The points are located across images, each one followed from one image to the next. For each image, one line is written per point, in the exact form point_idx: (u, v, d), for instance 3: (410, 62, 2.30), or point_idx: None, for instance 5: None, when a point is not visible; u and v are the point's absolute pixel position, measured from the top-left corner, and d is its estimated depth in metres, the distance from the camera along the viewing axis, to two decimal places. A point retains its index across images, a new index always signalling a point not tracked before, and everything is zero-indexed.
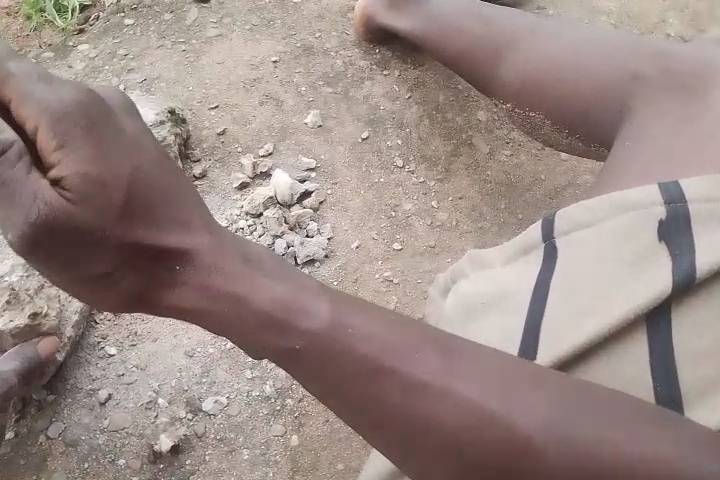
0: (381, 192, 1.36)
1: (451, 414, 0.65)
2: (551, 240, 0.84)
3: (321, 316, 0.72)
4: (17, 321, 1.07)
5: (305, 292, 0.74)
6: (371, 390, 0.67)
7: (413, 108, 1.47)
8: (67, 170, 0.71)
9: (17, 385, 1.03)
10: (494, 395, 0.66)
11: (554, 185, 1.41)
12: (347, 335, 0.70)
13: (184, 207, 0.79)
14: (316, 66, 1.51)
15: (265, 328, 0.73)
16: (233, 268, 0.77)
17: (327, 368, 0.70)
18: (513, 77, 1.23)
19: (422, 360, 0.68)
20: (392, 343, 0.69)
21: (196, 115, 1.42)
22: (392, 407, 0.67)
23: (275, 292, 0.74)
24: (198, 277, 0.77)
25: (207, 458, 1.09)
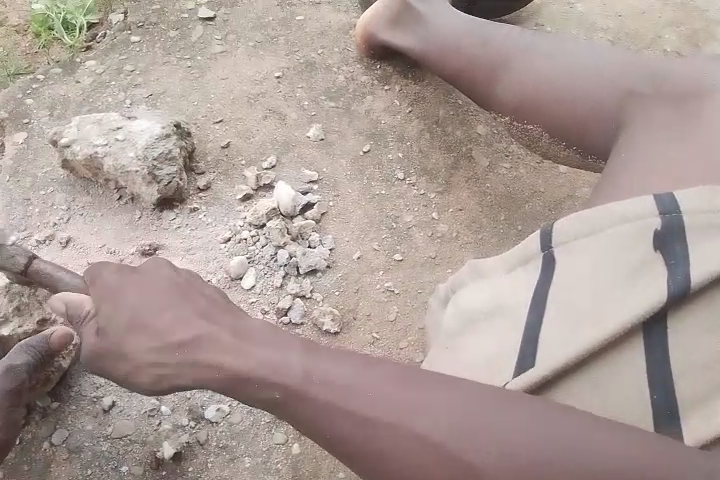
0: (382, 204, 1.38)
1: (408, 448, 0.71)
2: (550, 250, 0.85)
3: (295, 365, 0.79)
4: (26, 327, 1.12)
5: (287, 351, 0.81)
6: (339, 427, 0.75)
7: (413, 122, 1.49)
8: None
9: (26, 375, 1.05)
10: (446, 426, 0.70)
11: (552, 198, 1.43)
12: (311, 383, 0.77)
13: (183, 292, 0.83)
14: (318, 81, 1.54)
15: (255, 388, 0.80)
16: (226, 336, 0.83)
17: (302, 412, 0.77)
18: (510, 97, 1.26)
19: (383, 397, 0.74)
20: (350, 386, 0.75)
21: (201, 129, 1.45)
22: (358, 446, 0.74)
23: (262, 358, 0.81)
24: (197, 350, 0.84)
25: (209, 465, 1.10)
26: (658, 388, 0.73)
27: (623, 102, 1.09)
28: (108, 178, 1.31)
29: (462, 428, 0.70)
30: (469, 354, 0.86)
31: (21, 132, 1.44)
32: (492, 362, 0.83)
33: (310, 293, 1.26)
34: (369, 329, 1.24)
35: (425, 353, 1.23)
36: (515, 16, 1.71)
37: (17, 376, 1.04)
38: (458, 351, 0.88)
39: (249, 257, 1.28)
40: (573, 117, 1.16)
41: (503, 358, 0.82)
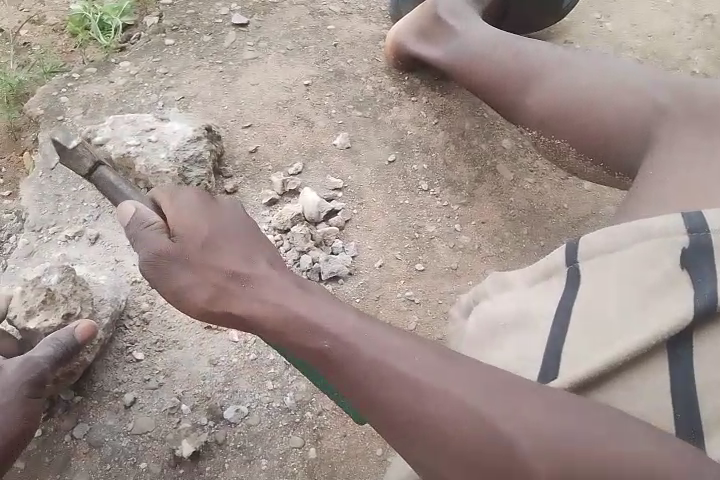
0: (405, 214, 1.39)
1: (448, 415, 0.74)
2: (575, 265, 0.86)
3: (347, 326, 0.82)
4: (51, 321, 1.12)
5: (339, 309, 0.85)
6: (380, 386, 0.78)
7: (439, 134, 1.50)
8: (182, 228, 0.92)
9: (48, 370, 1.05)
10: (487, 399, 0.74)
11: (576, 215, 1.43)
12: (357, 338, 0.81)
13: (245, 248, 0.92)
14: (346, 90, 1.56)
15: (304, 331, 0.83)
16: (290, 289, 0.88)
17: (344, 368, 0.80)
18: (538, 108, 1.26)
19: (427, 363, 0.78)
20: (395, 350, 0.79)
21: (230, 133, 1.47)
22: (398, 407, 0.76)
23: (318, 307, 0.85)
24: (260, 296, 0.87)
25: (226, 465, 1.11)
26: (682, 409, 0.73)
27: (654, 118, 1.09)
28: (138, 180, 1.31)
29: (502, 402, 0.73)
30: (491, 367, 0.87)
31: (55, 129, 1.48)
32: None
33: None
34: None
35: None
36: (545, 33, 1.72)
37: (39, 372, 1.05)
38: (479, 363, 0.89)
39: None
40: (601, 132, 1.16)
41: (526, 372, 0.83)
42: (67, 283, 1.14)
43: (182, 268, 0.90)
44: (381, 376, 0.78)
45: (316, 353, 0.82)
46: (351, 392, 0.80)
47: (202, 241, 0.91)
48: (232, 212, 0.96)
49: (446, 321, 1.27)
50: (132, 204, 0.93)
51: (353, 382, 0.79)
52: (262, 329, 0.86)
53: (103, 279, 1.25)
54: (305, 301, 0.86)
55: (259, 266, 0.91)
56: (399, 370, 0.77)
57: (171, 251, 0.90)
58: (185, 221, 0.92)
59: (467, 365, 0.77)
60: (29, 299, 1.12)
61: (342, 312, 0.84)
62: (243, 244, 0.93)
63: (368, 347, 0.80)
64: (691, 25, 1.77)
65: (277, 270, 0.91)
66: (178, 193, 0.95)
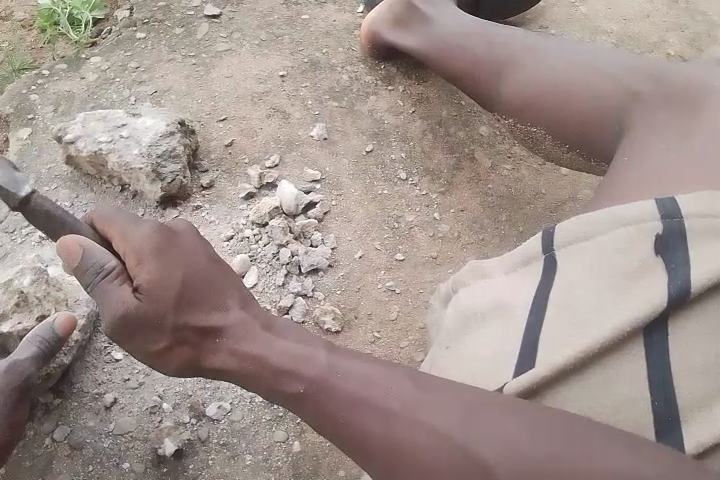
0: (385, 203, 1.38)
1: (421, 440, 0.75)
2: (552, 252, 0.86)
3: (321, 362, 0.84)
4: (25, 323, 1.11)
5: (311, 347, 0.86)
6: (351, 417, 0.79)
7: (417, 122, 1.50)
8: (142, 280, 0.86)
9: (32, 370, 1.03)
10: (459, 421, 0.75)
11: (555, 200, 1.43)
12: (333, 373, 0.83)
13: (216, 292, 0.90)
14: (322, 80, 1.54)
15: (279, 382, 0.85)
16: (259, 333, 0.89)
17: (321, 400, 0.82)
18: (514, 95, 1.26)
19: (400, 388, 0.79)
20: (369, 380, 0.81)
21: (205, 127, 1.45)
22: (372, 434, 0.78)
23: (288, 350, 0.87)
24: (232, 343, 0.88)
25: (210, 462, 1.10)
26: (658, 396, 0.74)
27: (628, 103, 1.09)
28: (113, 177, 1.33)
29: (473, 424, 0.74)
30: (467, 354, 0.87)
31: (26, 128, 1.45)
32: (492, 363, 0.84)
33: (312, 292, 1.26)
34: (370, 329, 1.25)
35: (426, 353, 1.23)
36: (520, 18, 1.71)
37: (24, 373, 1.03)
38: (456, 351, 0.90)
39: (251, 255, 1.28)
40: (577, 120, 1.16)
41: (501, 359, 0.83)
42: (41, 282, 1.13)
43: (149, 327, 0.87)
44: (356, 409, 0.79)
45: (289, 398, 0.84)
46: (327, 424, 0.81)
47: (172, 289, 0.87)
48: (195, 250, 0.91)
49: (428, 311, 1.27)
50: (79, 240, 0.88)
51: (327, 412, 0.81)
52: (238, 378, 0.89)
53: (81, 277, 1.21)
54: (278, 348, 0.87)
55: (230, 310, 0.90)
56: (373, 400, 0.79)
57: (138, 305, 0.86)
58: (142, 261, 0.87)
59: (439, 388, 0.79)
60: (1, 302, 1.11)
61: (314, 349, 0.86)
62: (214, 287, 0.90)
63: (342, 380, 0.82)
64: (664, 8, 1.77)
65: (246, 309, 0.91)
66: (131, 228, 0.90)
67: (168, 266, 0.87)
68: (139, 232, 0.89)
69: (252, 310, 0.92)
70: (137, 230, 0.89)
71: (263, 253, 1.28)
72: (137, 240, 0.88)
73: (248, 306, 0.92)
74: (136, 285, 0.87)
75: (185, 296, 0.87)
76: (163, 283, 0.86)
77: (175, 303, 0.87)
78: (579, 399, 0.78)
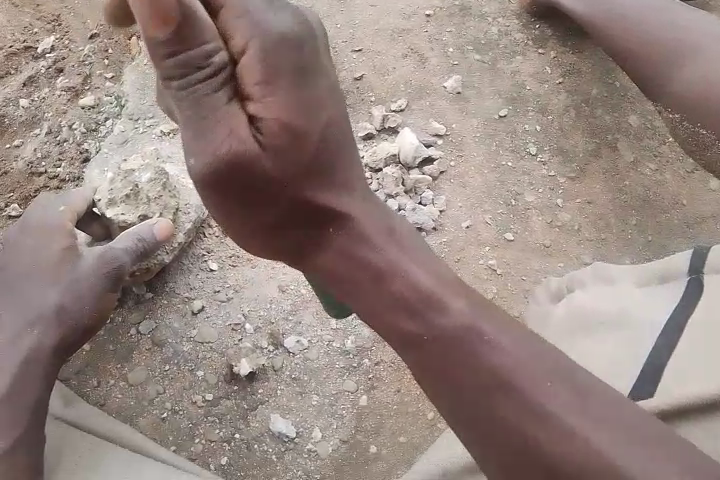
0: (505, 176, 1.30)
1: (565, 449, 0.64)
2: (697, 275, 0.83)
3: (465, 323, 0.72)
4: (127, 216, 1.10)
5: (445, 287, 0.75)
6: (488, 399, 0.67)
7: (561, 95, 1.38)
8: (263, 110, 0.71)
9: (127, 263, 1.01)
10: (614, 443, 0.63)
11: (695, 214, 1.29)
12: (479, 341, 0.70)
13: (345, 181, 0.80)
14: (469, 28, 1.44)
15: (397, 308, 0.75)
16: (384, 242, 0.79)
17: (454, 368, 0.70)
18: (684, 81, 1.11)
19: (552, 381, 0.67)
20: (518, 361, 0.68)
21: (338, 55, 1.40)
22: (509, 426, 0.66)
23: (414, 275, 0.76)
24: (350, 246, 0.79)
25: (278, 392, 1.12)
26: None
27: None
28: None
29: (629, 447, 0.62)
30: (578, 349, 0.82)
31: None
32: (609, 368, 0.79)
33: None
34: None
35: None
36: (704, 1, 1.51)
37: (116, 264, 1.01)
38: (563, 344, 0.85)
39: None
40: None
41: (621, 366, 0.78)
42: (157, 185, 1.13)
43: (263, 195, 0.76)
44: (497, 391, 0.67)
45: (405, 329, 0.74)
46: (455, 398, 0.69)
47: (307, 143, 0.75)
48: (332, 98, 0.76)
49: (526, 301, 1.20)
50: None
51: (458, 383, 0.69)
52: (345, 285, 0.80)
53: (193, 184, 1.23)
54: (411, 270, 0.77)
55: (356, 204, 0.80)
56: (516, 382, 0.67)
57: (259, 149, 0.72)
58: (269, 79, 0.70)
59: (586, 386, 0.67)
60: (114, 189, 1.11)
61: (452, 297, 0.74)
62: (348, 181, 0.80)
63: (489, 351, 0.69)
64: None
65: (371, 209, 0.81)
66: (255, 13, 0.70)
67: (299, 96, 0.72)
68: (269, 20, 0.69)
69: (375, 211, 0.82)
70: (268, 16, 0.70)
71: None
72: (264, 39, 0.69)
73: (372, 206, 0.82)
74: (258, 120, 0.72)
75: (313, 172, 0.77)
76: (294, 129, 0.73)
77: (302, 171, 0.76)
78: (713, 443, 0.70)
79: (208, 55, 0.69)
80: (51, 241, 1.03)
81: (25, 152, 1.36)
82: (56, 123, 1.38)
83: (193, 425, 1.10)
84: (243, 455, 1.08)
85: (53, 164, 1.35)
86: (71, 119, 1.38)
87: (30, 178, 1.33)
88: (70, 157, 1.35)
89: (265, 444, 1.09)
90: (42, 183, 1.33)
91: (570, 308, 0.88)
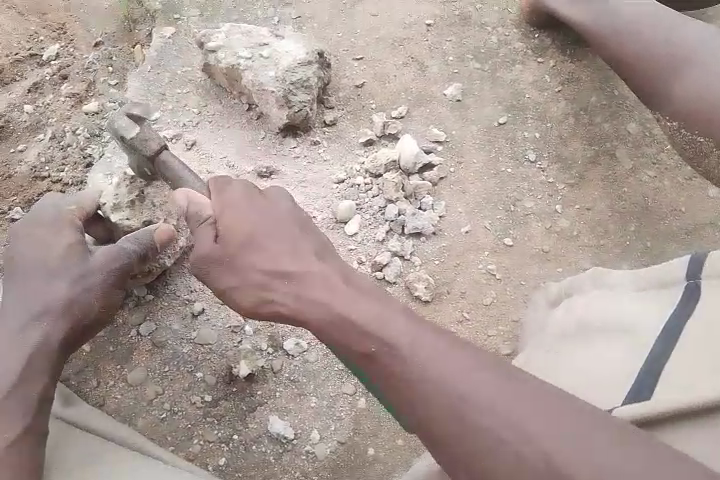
0: (505, 182, 1.31)
1: (505, 447, 0.66)
2: (695, 280, 0.81)
3: (399, 332, 0.76)
4: (132, 221, 1.13)
5: (390, 310, 0.78)
6: (428, 407, 0.71)
7: (560, 103, 1.39)
8: (218, 235, 0.87)
9: (134, 263, 1.03)
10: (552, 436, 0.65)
11: (693, 221, 1.29)
12: (413, 350, 0.74)
13: (289, 238, 0.86)
14: (469, 37, 1.46)
15: (353, 337, 0.77)
16: (334, 282, 0.82)
17: (395, 379, 0.74)
18: (683, 97, 1.12)
19: (487, 383, 0.70)
20: (451, 366, 0.72)
21: (339, 63, 1.41)
22: (451, 432, 0.69)
23: (363, 308, 0.79)
24: (303, 289, 0.82)
25: (277, 394, 1.12)
26: None
27: None
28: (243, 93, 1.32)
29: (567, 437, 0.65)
30: (574, 358, 0.83)
31: (169, 26, 1.46)
32: (604, 377, 0.78)
33: (410, 256, 1.23)
34: (460, 307, 1.20)
35: (513, 347, 1.18)
36: (702, 12, 1.53)
37: (121, 261, 1.02)
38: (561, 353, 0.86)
39: (358, 203, 1.25)
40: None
41: (616, 376, 0.78)
42: (162, 193, 1.16)
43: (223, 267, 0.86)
44: (432, 397, 0.71)
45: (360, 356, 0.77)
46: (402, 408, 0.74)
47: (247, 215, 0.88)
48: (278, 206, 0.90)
49: (525, 305, 1.20)
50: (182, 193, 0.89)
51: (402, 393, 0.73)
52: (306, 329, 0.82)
53: None
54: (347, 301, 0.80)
55: (307, 258, 0.85)
56: (476, 420, 0.68)
57: (214, 253, 0.87)
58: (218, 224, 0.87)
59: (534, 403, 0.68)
60: (120, 194, 1.14)
61: (390, 311, 0.78)
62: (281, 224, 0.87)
63: (423, 359, 0.73)
64: None
65: (325, 262, 0.85)
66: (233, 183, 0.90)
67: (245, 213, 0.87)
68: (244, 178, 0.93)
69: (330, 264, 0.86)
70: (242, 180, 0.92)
71: (370, 203, 1.25)
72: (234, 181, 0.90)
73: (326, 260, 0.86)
74: (216, 234, 0.87)
75: (257, 242, 0.86)
76: (241, 239, 0.86)
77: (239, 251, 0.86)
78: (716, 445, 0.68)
79: (201, 201, 0.89)
80: (57, 235, 1.02)
81: (29, 157, 1.37)
82: (60, 128, 1.40)
83: (191, 425, 1.10)
84: (241, 456, 1.08)
85: (57, 168, 1.36)
86: (75, 124, 1.40)
87: (33, 181, 1.35)
88: (73, 162, 1.36)
89: (263, 445, 1.09)
90: (45, 186, 1.34)
91: (569, 317, 0.89)
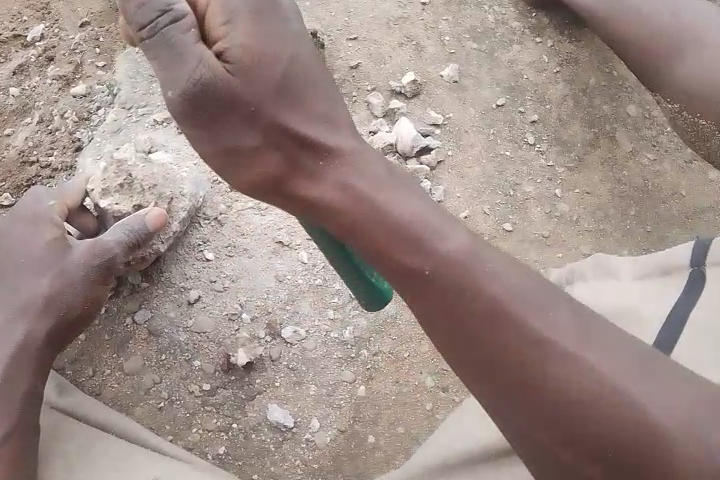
0: (504, 166, 1.29)
1: (568, 378, 0.65)
2: (700, 266, 0.81)
3: (452, 247, 0.71)
4: (122, 206, 1.07)
5: (434, 215, 0.73)
6: (484, 327, 0.67)
7: (559, 84, 1.37)
8: (230, 45, 0.70)
9: (118, 254, 1.00)
10: (623, 375, 0.64)
11: (693, 205, 1.29)
12: (472, 271, 0.69)
13: (313, 102, 0.75)
14: (466, 16, 1.42)
15: (397, 244, 0.71)
16: (375, 170, 0.76)
17: (446, 296, 0.69)
18: (684, 79, 1.10)
19: (557, 317, 0.67)
20: (515, 290, 0.68)
21: (333, 44, 1.38)
22: (509, 350, 0.66)
23: (408, 204, 0.73)
24: (340, 176, 0.75)
25: (276, 383, 1.11)
26: None
27: None
28: None
29: (633, 376, 0.64)
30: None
31: None
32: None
33: None
34: None
35: None
36: None
37: (108, 254, 1.00)
38: None
39: None
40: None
41: None
42: (152, 176, 1.10)
43: (237, 111, 0.72)
44: (494, 317, 0.67)
45: (404, 261, 0.71)
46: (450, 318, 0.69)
47: (270, 85, 0.72)
48: (301, 43, 0.74)
49: None
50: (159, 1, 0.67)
51: (453, 310, 0.69)
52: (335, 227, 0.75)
53: (186, 171, 1.19)
54: (386, 191, 0.74)
55: (339, 137, 0.77)
56: (544, 348, 0.66)
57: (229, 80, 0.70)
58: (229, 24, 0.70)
59: (636, 360, 0.65)
60: (109, 178, 1.08)
61: (441, 223, 0.72)
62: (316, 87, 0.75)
63: (484, 279, 0.69)
64: None
65: (362, 153, 0.77)
66: None
67: (249, 28, 0.70)
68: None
69: (359, 143, 0.78)
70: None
71: None
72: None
73: (356, 140, 0.78)
74: (224, 55, 0.70)
75: (282, 95, 0.73)
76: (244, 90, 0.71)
77: (269, 97, 0.72)
78: None
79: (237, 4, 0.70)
80: (37, 225, 1.01)
81: (16, 141, 1.34)
82: (47, 111, 1.36)
83: (190, 414, 1.09)
84: (240, 444, 1.08)
85: (46, 152, 1.32)
86: (63, 107, 1.36)
87: (22, 166, 1.32)
88: (62, 146, 1.32)
89: (263, 433, 1.08)
90: (34, 172, 1.30)
91: None
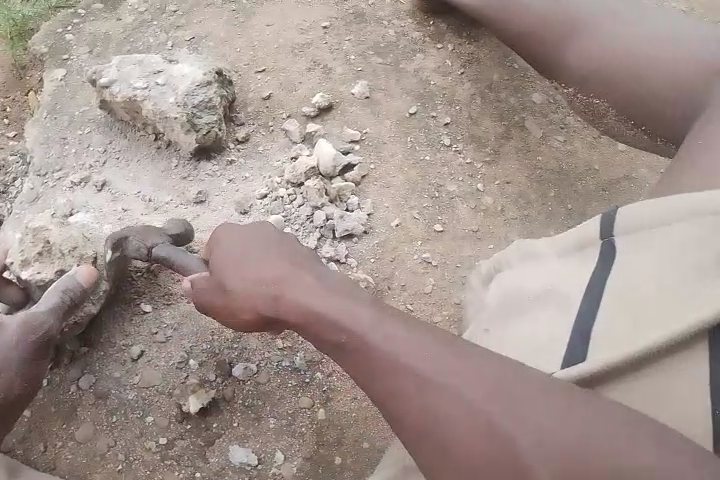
0: (426, 170, 1.32)
1: (460, 429, 0.61)
2: (611, 238, 0.78)
3: (356, 315, 0.72)
4: (44, 274, 1.05)
5: (349, 296, 0.75)
6: (387, 385, 0.66)
7: (465, 85, 1.41)
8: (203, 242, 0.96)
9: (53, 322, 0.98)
10: (515, 419, 0.59)
11: (607, 178, 1.35)
12: (371, 333, 0.69)
13: (254, 257, 0.82)
14: (367, 34, 1.46)
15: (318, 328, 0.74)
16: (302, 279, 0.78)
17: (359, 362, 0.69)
18: (577, 61, 1.16)
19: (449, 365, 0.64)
20: (410, 345, 0.67)
21: (242, 78, 1.39)
22: (408, 408, 0.65)
23: (317, 298, 0.75)
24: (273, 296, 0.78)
25: (233, 423, 1.09)
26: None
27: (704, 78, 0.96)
28: (146, 124, 1.28)
29: (521, 413, 0.59)
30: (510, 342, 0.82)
31: (60, 69, 1.40)
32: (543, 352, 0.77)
33: (345, 259, 1.21)
34: (403, 301, 1.20)
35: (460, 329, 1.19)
36: None
37: (43, 326, 0.98)
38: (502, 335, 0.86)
39: (285, 215, 1.22)
40: (637, 81, 1.06)
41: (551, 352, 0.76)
42: (69, 239, 1.08)
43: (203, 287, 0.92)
44: (391, 374, 0.66)
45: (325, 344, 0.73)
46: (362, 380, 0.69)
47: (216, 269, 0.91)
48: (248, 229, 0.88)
49: (465, 287, 1.22)
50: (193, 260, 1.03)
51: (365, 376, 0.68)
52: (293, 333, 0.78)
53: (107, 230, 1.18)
54: (313, 293, 0.76)
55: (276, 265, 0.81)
56: (437, 397, 0.63)
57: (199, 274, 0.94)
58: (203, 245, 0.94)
59: (525, 389, 0.61)
60: (26, 248, 1.07)
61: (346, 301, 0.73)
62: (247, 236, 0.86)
63: (381, 340, 0.68)
64: None
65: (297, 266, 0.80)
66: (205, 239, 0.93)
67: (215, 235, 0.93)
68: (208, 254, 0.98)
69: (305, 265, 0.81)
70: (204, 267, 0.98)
71: (296, 214, 1.22)
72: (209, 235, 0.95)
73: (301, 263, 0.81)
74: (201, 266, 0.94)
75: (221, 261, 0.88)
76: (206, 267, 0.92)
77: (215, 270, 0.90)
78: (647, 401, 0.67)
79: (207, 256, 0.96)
80: None
81: None
82: None
83: (150, 471, 1.06)
84: None
85: None
86: None
87: None
88: None
89: (227, 476, 1.06)
90: None
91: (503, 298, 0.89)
